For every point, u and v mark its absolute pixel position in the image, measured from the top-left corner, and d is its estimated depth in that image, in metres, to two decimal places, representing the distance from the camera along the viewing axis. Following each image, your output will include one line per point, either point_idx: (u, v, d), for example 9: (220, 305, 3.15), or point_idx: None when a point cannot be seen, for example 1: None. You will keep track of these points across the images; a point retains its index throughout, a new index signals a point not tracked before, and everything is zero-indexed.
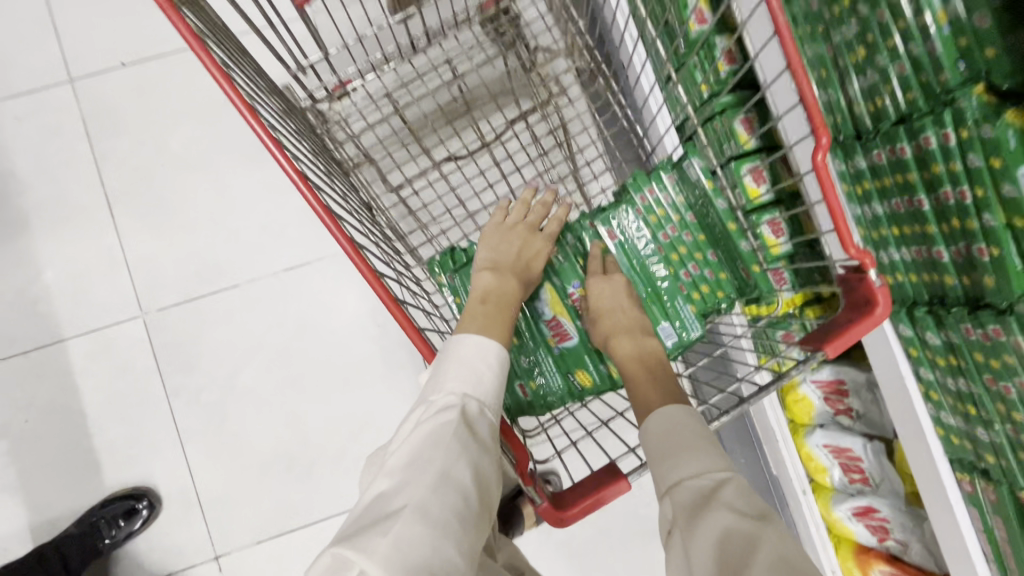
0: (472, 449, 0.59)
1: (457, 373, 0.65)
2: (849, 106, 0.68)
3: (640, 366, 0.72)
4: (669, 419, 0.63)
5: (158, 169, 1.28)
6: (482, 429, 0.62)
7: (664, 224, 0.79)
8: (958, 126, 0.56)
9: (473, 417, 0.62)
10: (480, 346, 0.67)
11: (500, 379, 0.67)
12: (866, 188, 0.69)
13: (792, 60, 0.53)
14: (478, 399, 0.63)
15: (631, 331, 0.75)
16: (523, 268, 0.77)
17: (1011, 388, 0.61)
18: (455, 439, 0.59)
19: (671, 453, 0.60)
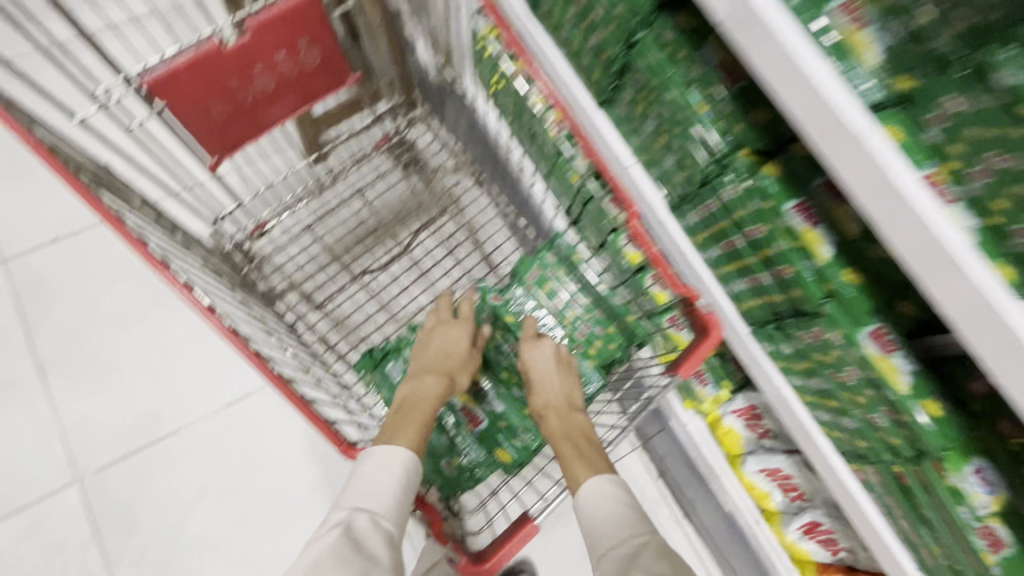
0: (360, 558, 0.62)
1: (357, 487, 0.70)
2: (669, 177, 0.85)
3: (564, 442, 0.79)
4: (592, 490, 0.72)
5: (91, 330, 1.32)
6: (371, 543, 0.65)
7: (552, 294, 0.92)
8: (735, 182, 0.73)
9: (366, 526, 0.66)
10: (387, 453, 0.73)
11: (401, 490, 0.71)
12: (702, 238, 0.84)
13: (597, 156, 0.80)
14: (369, 512, 0.68)
15: (557, 408, 0.82)
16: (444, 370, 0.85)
17: (847, 376, 0.71)
18: (338, 550, 0.62)
19: (598, 525, 0.69)
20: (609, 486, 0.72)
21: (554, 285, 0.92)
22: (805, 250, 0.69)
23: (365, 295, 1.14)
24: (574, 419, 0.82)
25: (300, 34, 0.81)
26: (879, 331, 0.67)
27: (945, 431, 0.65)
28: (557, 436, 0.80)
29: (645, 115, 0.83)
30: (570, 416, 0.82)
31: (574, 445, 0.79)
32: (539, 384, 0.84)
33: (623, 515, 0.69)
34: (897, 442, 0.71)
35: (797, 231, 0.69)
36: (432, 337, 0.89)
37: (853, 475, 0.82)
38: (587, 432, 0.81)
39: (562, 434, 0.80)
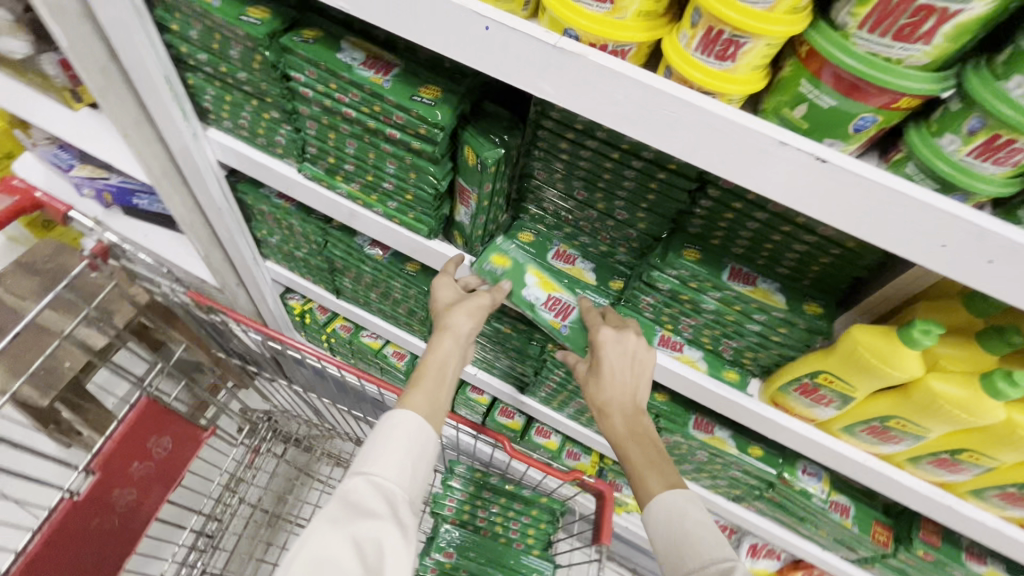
0: (357, 520, 0.59)
1: (368, 452, 0.65)
2: (511, 370, 1.06)
3: (634, 446, 0.73)
4: (664, 509, 0.67)
5: None
6: (375, 504, 0.61)
7: (474, 517, 1.01)
8: (557, 367, 0.96)
9: (372, 494, 0.61)
10: (411, 425, 0.67)
11: (405, 454, 0.65)
12: (558, 401, 1.06)
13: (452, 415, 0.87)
14: (369, 476, 0.63)
15: (623, 408, 0.75)
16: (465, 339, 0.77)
17: (701, 456, 0.95)
18: (339, 519, 0.58)
19: (671, 547, 0.65)
20: (688, 509, 0.67)
21: (472, 507, 1.01)
22: None
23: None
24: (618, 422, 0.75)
25: (150, 434, 0.86)
26: (698, 421, 0.92)
27: (771, 461, 0.91)
28: (624, 442, 0.74)
29: None
30: (637, 419, 0.75)
31: (644, 451, 0.73)
32: (619, 374, 0.74)
33: (710, 535, 0.64)
34: (755, 481, 0.95)
35: None
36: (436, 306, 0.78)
37: (749, 509, 1.04)
38: (656, 440, 0.74)
39: (632, 443, 0.73)
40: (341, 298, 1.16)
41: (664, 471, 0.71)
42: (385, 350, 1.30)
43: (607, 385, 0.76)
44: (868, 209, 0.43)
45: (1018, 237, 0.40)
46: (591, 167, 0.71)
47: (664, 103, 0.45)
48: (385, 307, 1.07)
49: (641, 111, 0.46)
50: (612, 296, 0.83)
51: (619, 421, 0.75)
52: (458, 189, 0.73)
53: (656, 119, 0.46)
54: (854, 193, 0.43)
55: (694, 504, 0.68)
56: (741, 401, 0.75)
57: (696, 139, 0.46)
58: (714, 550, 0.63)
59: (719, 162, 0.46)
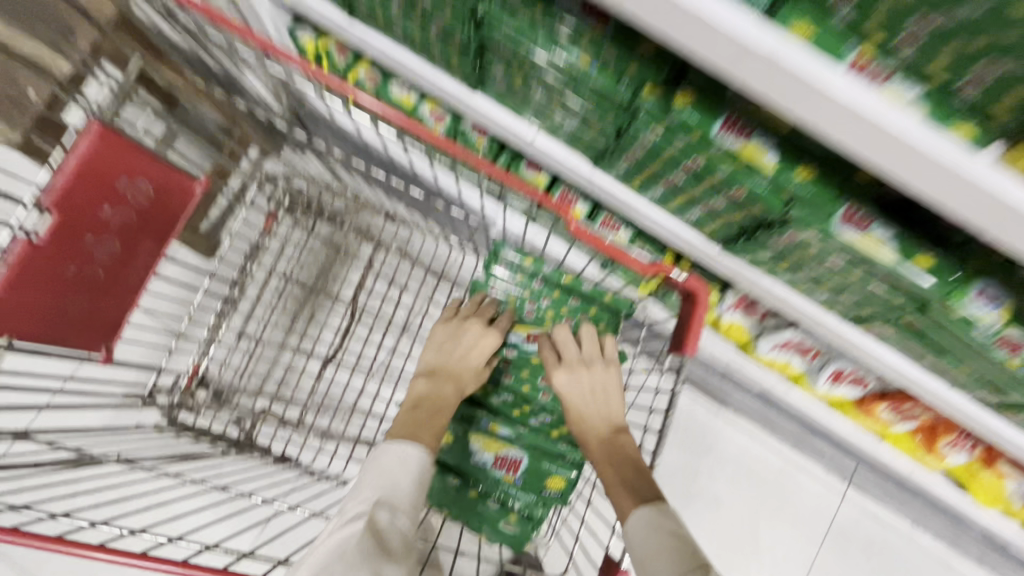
0: (378, 562, 0.54)
1: (377, 480, 0.62)
2: (581, 135, 0.77)
3: (608, 465, 0.67)
4: (643, 517, 0.58)
5: None
6: (391, 539, 0.57)
7: (520, 311, 0.83)
8: (654, 123, 0.65)
9: (386, 525, 0.58)
10: (401, 456, 0.64)
11: (421, 485, 0.63)
12: (640, 181, 0.79)
13: (496, 174, 0.77)
14: (390, 506, 0.59)
15: (600, 432, 0.71)
16: (459, 373, 0.76)
17: (834, 262, 0.69)
18: (365, 549, 0.54)
19: (651, 563, 0.54)
20: (658, 516, 0.58)
21: (519, 297, 0.83)
22: (749, 169, 0.64)
23: (344, 370, 1.09)
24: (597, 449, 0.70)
25: (116, 175, 0.67)
26: (850, 212, 0.63)
27: (942, 277, 0.64)
28: (604, 465, 0.67)
29: (527, 87, 0.74)
30: (617, 439, 0.70)
31: (620, 472, 0.65)
32: (587, 401, 0.73)
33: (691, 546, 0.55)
34: (901, 301, 0.70)
35: (733, 152, 0.63)
36: (455, 331, 0.79)
37: (867, 334, 0.83)
38: (632, 457, 0.67)
39: (605, 464, 0.67)
40: (355, 20, 0.84)
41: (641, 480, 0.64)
42: (421, 109, 1.01)
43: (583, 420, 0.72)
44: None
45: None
46: None
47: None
48: (413, 26, 0.75)
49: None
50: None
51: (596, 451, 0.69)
52: None
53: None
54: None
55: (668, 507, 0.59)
56: (978, 174, 0.44)
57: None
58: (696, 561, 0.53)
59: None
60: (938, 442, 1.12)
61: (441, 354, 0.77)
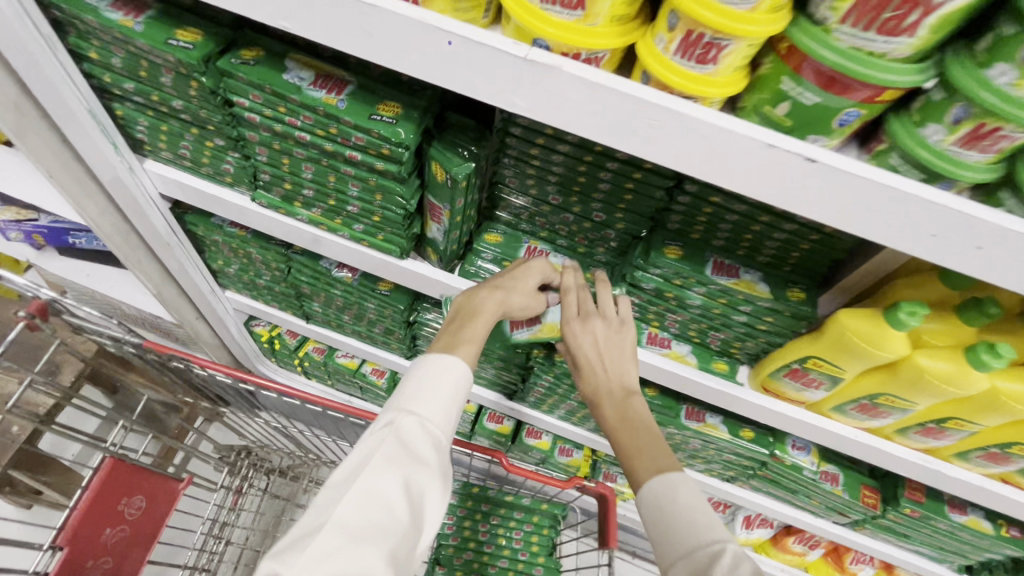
0: (407, 464, 0.56)
1: (415, 388, 0.62)
2: (499, 380, 1.03)
3: (628, 431, 0.69)
4: (654, 488, 0.63)
5: None
6: (424, 446, 0.59)
7: (475, 533, 0.99)
8: (546, 372, 0.94)
9: (414, 432, 0.59)
10: (445, 363, 0.63)
11: (455, 397, 0.63)
12: (547, 405, 1.05)
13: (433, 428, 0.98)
14: (422, 416, 0.60)
15: (611, 393, 0.72)
16: (506, 301, 0.71)
17: (694, 442, 0.96)
18: (392, 457, 0.56)
19: (667, 535, 0.60)
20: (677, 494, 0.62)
21: (472, 521, 1.00)
22: None
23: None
24: (609, 408, 0.71)
25: (118, 497, 0.80)
26: (690, 410, 0.92)
27: (762, 442, 0.92)
28: (615, 429, 0.70)
29: None
30: (628, 403, 0.71)
31: (635, 437, 0.68)
32: (599, 363, 0.72)
33: (701, 515, 0.59)
34: (749, 461, 0.96)
35: None
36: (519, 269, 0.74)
37: (743, 487, 1.07)
38: (649, 424, 0.69)
39: (622, 426, 0.70)
40: (309, 321, 1.10)
41: (655, 453, 0.66)
42: (363, 369, 1.25)
43: (591, 372, 0.73)
44: (854, 202, 0.42)
45: (1004, 223, 0.40)
46: (564, 171, 0.68)
47: (658, 112, 0.42)
48: (361, 328, 1.02)
49: (629, 126, 0.44)
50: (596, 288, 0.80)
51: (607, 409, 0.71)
52: (428, 205, 0.70)
53: (648, 132, 0.44)
54: (844, 192, 0.42)
55: (685, 483, 0.63)
56: (734, 392, 0.75)
57: (690, 150, 0.44)
58: (705, 531, 0.58)
59: (708, 168, 0.44)
60: (846, 562, 1.30)
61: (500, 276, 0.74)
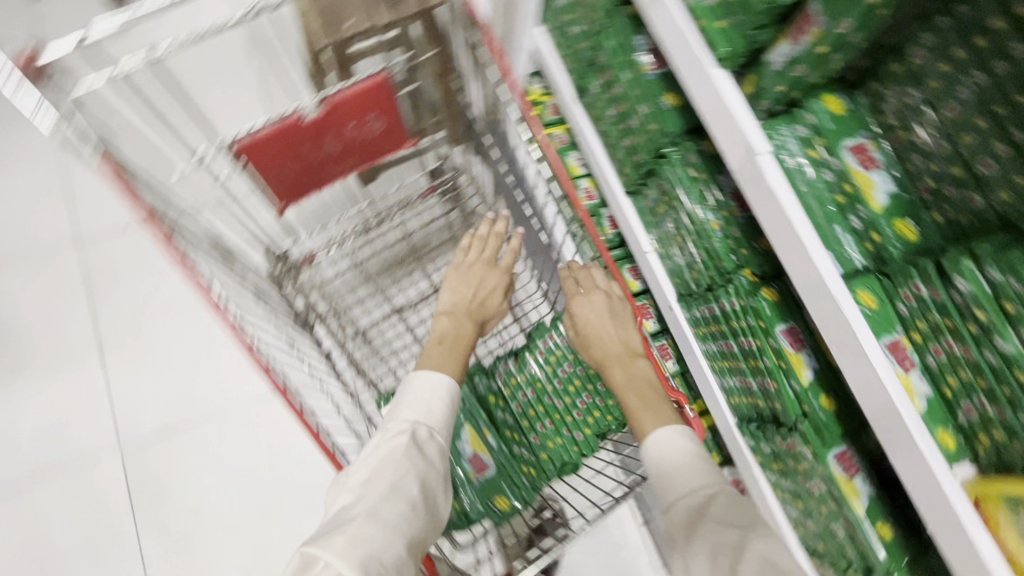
0: (422, 466, 0.74)
1: (415, 404, 0.81)
2: (683, 273, 0.93)
3: (631, 393, 0.86)
4: (659, 445, 0.78)
5: (146, 317, 1.54)
6: (430, 450, 0.77)
7: (559, 363, 0.99)
8: (737, 296, 0.80)
9: (424, 439, 0.77)
10: (432, 381, 0.83)
11: (449, 407, 0.83)
12: (704, 331, 0.91)
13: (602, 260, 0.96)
14: (429, 427, 0.79)
15: (617, 358, 0.90)
16: (477, 309, 1.00)
17: (816, 486, 0.78)
18: (407, 455, 0.73)
19: (667, 482, 0.74)
20: (680, 443, 0.78)
21: (561, 354, 1.00)
22: (786, 369, 0.76)
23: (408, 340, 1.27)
24: (615, 375, 0.89)
25: (360, 115, 0.90)
26: (843, 453, 0.74)
27: (891, 553, 0.71)
28: (625, 390, 0.87)
29: (666, 216, 0.92)
30: (633, 363, 0.89)
31: (640, 396, 0.85)
32: (606, 326, 0.93)
33: (700, 468, 0.74)
34: (852, 554, 0.77)
35: (784, 350, 0.76)
36: (482, 273, 1.04)
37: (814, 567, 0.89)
38: (651, 379, 0.87)
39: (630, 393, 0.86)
40: (578, 100, 1.08)
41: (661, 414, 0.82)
42: (581, 180, 1.21)
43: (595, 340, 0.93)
44: None
45: None
46: (1006, 76, 0.47)
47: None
48: (615, 131, 0.95)
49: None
50: (894, 247, 0.60)
51: (618, 375, 0.89)
52: (806, 14, 0.57)
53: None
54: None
55: (686, 440, 0.78)
56: (943, 480, 0.54)
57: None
58: (700, 482, 0.72)
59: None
60: None
61: (454, 298, 1.00)
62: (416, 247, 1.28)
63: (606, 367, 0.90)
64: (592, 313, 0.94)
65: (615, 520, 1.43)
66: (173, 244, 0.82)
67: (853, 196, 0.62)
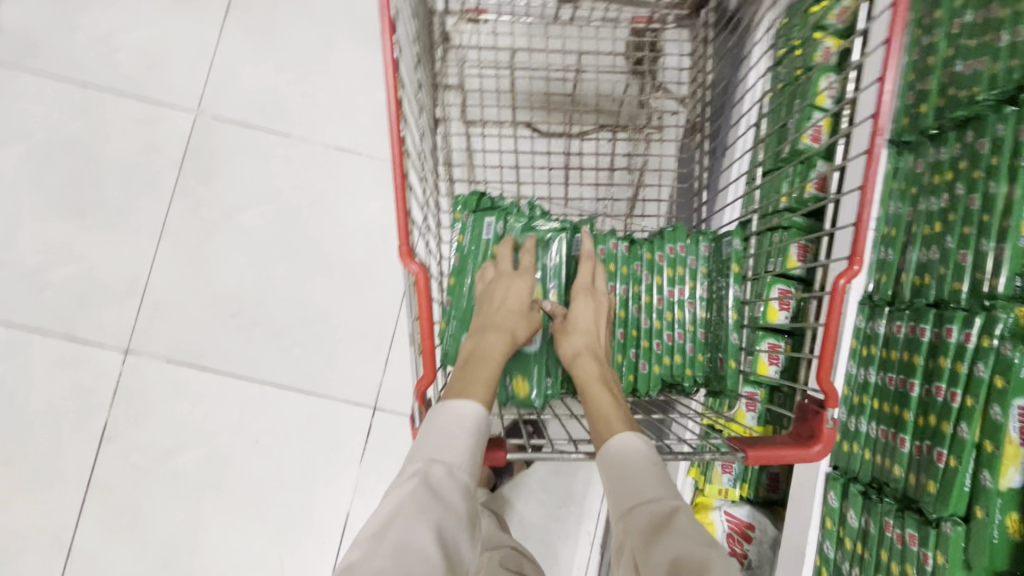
0: (437, 515, 0.55)
1: (440, 434, 0.60)
2: (898, 272, 0.67)
3: (597, 389, 0.69)
4: (615, 453, 0.60)
5: (283, 2, 1.40)
6: (452, 492, 0.57)
7: (674, 282, 0.80)
8: (979, 333, 0.56)
9: (440, 480, 0.57)
10: (459, 410, 0.62)
11: (477, 438, 0.61)
12: (870, 352, 0.67)
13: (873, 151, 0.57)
14: (448, 464, 0.58)
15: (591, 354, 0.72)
16: (507, 323, 0.72)
17: None
18: (420, 504, 0.55)
19: (623, 483, 0.58)
20: (638, 445, 0.61)
21: (677, 274, 0.80)
22: (984, 455, 0.54)
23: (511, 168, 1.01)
24: (586, 366, 0.71)
25: None
26: None
27: None
28: (589, 390, 0.69)
29: (941, 188, 0.64)
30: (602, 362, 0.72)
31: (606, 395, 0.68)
32: (586, 326, 0.74)
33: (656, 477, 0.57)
34: None
35: (1000, 433, 0.53)
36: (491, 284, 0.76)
37: None
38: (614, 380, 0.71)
39: (597, 388, 0.68)
40: None
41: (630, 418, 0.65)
42: None
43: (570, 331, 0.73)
44: None
45: None
46: None
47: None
48: (950, 45, 0.65)
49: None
50: None
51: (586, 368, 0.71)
52: None
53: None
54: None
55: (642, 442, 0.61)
56: None
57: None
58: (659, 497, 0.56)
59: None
60: None
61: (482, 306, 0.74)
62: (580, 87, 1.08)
63: (573, 357, 0.72)
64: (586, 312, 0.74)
65: (584, 475, 1.29)
66: None
67: None
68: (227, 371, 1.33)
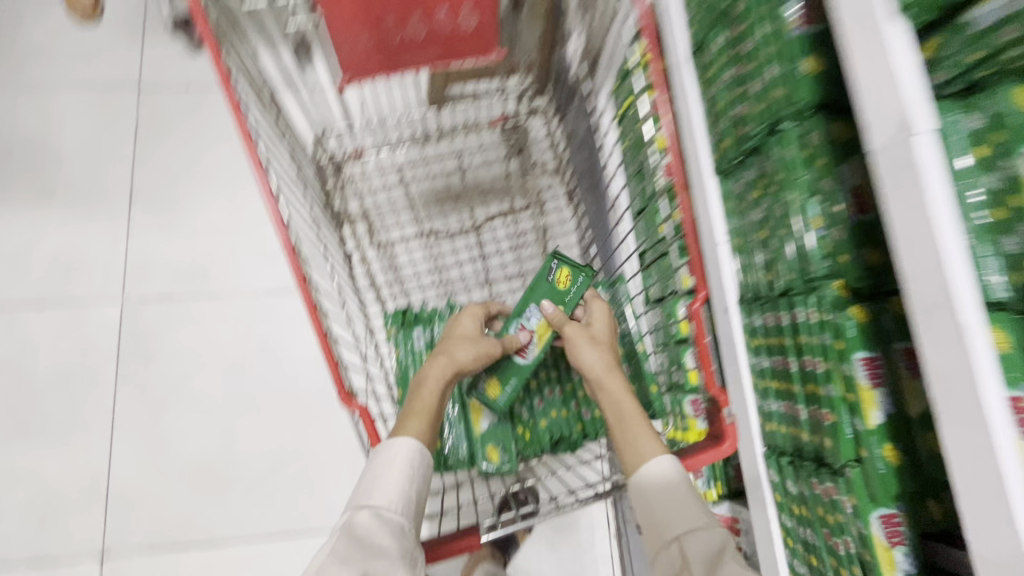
0: (362, 559, 0.62)
1: (372, 481, 0.67)
2: (753, 273, 0.81)
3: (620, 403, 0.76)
4: (650, 485, 0.68)
5: (182, 178, 1.50)
6: (379, 533, 0.64)
7: None
8: (816, 309, 0.70)
9: (365, 527, 0.64)
10: (391, 449, 0.69)
11: (405, 483, 0.67)
12: (757, 343, 0.81)
13: None
14: (372, 510, 0.65)
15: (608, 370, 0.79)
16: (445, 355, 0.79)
17: (842, 544, 0.67)
18: (343, 555, 0.63)
19: (666, 521, 0.67)
20: (663, 472, 0.69)
21: None
22: (853, 406, 0.66)
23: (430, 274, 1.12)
24: (614, 381, 0.78)
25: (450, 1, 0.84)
26: (891, 517, 0.63)
27: None
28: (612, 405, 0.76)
29: (759, 202, 0.80)
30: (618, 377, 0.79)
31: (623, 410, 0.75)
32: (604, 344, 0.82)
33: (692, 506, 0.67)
34: None
35: (855, 383, 0.65)
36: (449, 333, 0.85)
37: None
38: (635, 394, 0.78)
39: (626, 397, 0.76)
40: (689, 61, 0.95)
41: (648, 429, 0.73)
42: None
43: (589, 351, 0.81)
44: None
45: None
46: None
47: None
48: (726, 94, 0.84)
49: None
50: None
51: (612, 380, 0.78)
52: None
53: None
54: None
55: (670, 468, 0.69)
56: None
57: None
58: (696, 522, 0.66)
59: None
60: None
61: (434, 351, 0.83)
62: (466, 185, 1.23)
63: (604, 369, 0.79)
64: (603, 325, 0.85)
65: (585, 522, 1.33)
66: (264, 174, 0.70)
67: (1016, 215, 0.49)
68: (211, 542, 1.31)
